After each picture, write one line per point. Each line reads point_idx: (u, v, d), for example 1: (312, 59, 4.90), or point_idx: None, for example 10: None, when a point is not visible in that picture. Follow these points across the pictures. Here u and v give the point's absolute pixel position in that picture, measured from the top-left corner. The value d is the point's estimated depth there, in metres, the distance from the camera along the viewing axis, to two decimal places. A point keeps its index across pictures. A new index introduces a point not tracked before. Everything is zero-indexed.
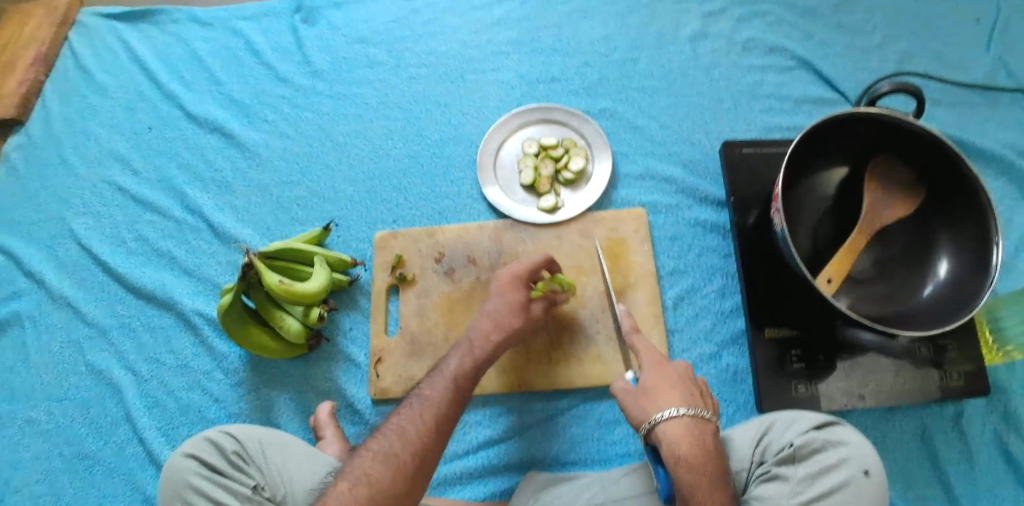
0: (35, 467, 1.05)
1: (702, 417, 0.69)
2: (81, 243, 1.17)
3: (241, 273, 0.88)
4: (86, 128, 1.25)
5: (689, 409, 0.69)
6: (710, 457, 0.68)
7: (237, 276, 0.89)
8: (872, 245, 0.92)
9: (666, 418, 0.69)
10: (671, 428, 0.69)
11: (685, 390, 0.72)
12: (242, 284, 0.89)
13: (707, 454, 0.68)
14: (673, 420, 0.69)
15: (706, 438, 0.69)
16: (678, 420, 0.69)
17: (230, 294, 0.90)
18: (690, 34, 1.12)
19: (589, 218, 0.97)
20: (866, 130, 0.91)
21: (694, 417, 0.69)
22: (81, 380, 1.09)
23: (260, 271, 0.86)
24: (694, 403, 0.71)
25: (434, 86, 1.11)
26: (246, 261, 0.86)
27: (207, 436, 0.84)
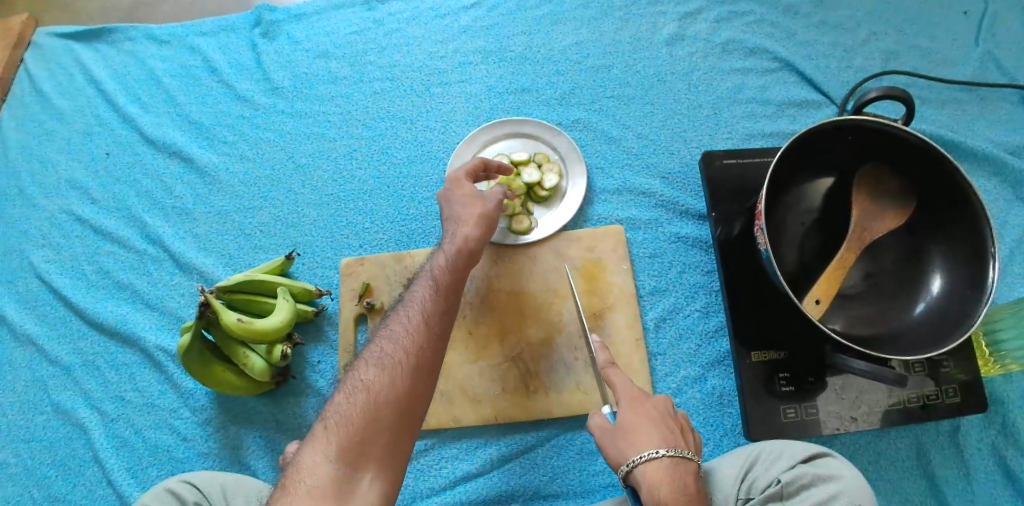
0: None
1: (682, 457, 0.67)
2: (39, 277, 1.12)
3: (198, 312, 0.83)
4: (43, 155, 1.20)
5: (669, 449, 0.67)
6: (691, 499, 0.64)
7: (195, 314, 0.84)
8: (862, 258, 0.88)
9: (646, 460, 0.66)
10: (650, 471, 0.66)
11: (663, 428, 0.69)
12: (200, 322, 0.84)
13: (689, 495, 0.64)
14: (652, 461, 0.66)
15: (688, 478, 0.66)
16: (657, 462, 0.66)
17: (189, 333, 0.85)
18: (665, 37, 1.07)
19: (564, 237, 0.92)
20: (855, 139, 0.86)
21: (675, 457, 0.67)
22: (45, 421, 1.04)
23: (217, 310, 0.82)
24: (674, 442, 0.68)
25: (400, 101, 1.06)
26: (202, 299, 0.81)
27: (166, 488, 0.78)
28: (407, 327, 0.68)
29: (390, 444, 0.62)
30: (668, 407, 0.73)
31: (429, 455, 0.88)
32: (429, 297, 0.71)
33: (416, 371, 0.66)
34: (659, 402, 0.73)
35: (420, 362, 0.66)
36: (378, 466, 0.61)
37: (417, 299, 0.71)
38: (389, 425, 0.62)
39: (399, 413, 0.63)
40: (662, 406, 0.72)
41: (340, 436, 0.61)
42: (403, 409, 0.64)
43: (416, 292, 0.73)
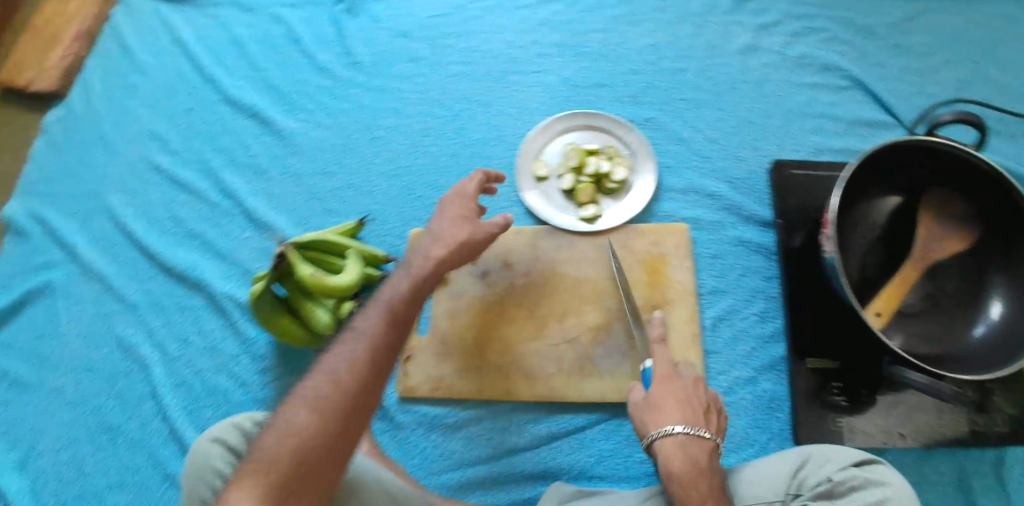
0: (59, 436, 1.05)
1: (698, 435, 0.72)
2: (115, 220, 1.18)
3: (275, 262, 0.88)
4: (127, 106, 1.26)
5: (686, 427, 0.72)
6: (704, 472, 0.69)
7: (271, 264, 0.89)
8: (924, 278, 0.89)
9: (663, 434, 0.72)
10: (672, 445, 0.71)
11: (688, 405, 0.74)
12: (274, 273, 0.89)
13: (701, 470, 0.70)
14: (668, 437, 0.72)
15: (701, 455, 0.71)
16: (673, 438, 0.72)
17: (262, 282, 0.90)
18: (741, 47, 1.09)
19: (629, 230, 0.96)
20: (925, 162, 0.88)
21: (694, 434, 0.72)
22: (108, 354, 1.09)
23: (294, 263, 0.87)
24: (696, 421, 0.73)
25: (476, 85, 1.10)
26: (281, 251, 0.87)
27: (234, 423, 0.82)
28: (365, 363, 0.68)
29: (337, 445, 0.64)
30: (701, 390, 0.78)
31: (479, 425, 0.92)
32: (379, 329, 0.71)
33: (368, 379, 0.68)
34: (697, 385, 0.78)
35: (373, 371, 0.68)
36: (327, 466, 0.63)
37: (372, 334, 0.70)
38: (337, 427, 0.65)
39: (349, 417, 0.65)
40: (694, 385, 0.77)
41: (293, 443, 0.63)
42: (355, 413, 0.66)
43: (369, 319, 0.72)
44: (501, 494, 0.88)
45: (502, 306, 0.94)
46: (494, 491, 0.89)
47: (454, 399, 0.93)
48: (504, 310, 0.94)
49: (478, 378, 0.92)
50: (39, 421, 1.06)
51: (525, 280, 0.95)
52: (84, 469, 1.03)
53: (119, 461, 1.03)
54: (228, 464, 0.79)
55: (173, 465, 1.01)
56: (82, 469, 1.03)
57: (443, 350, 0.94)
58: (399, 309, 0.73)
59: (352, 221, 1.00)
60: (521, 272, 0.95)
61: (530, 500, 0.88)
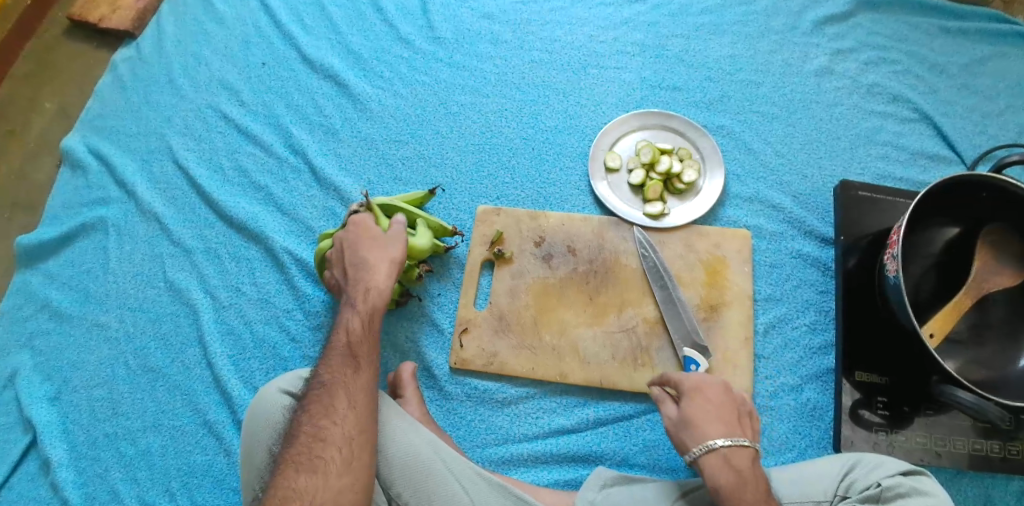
0: (94, 372, 1.06)
1: (739, 445, 0.70)
2: (178, 164, 1.19)
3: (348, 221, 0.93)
4: (200, 54, 1.28)
5: (726, 440, 0.71)
6: (751, 483, 0.69)
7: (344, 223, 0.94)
8: (973, 308, 0.91)
9: (707, 450, 0.71)
10: (717, 459, 0.70)
11: (725, 417, 0.73)
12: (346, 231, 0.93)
13: (748, 481, 0.69)
14: (710, 453, 0.71)
15: (744, 464, 0.70)
16: (714, 454, 0.70)
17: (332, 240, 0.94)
18: (815, 68, 1.12)
19: (693, 229, 0.98)
20: (988, 198, 0.91)
21: (738, 444, 0.71)
22: (156, 295, 1.10)
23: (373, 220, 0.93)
24: (735, 431, 0.72)
25: (554, 73, 1.13)
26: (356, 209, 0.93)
27: (300, 375, 0.85)
28: (326, 394, 0.75)
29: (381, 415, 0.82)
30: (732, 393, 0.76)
31: (528, 403, 0.94)
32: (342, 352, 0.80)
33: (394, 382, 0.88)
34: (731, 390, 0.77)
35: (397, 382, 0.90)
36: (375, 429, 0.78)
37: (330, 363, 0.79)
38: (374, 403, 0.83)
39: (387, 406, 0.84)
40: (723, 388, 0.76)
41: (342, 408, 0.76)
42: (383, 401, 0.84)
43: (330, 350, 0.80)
44: (543, 472, 0.90)
45: (562, 289, 0.97)
46: (536, 469, 0.91)
47: (506, 375, 0.95)
48: (563, 294, 0.97)
49: (533, 359, 0.95)
50: (79, 355, 1.07)
51: (586, 267, 0.98)
52: (118, 409, 1.03)
53: (154, 402, 1.03)
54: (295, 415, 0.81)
55: (211, 413, 1.01)
56: (116, 409, 1.03)
57: (500, 326, 0.97)
58: (354, 332, 0.81)
59: (423, 191, 1.02)
60: (584, 259, 0.98)
61: (572, 481, 0.90)
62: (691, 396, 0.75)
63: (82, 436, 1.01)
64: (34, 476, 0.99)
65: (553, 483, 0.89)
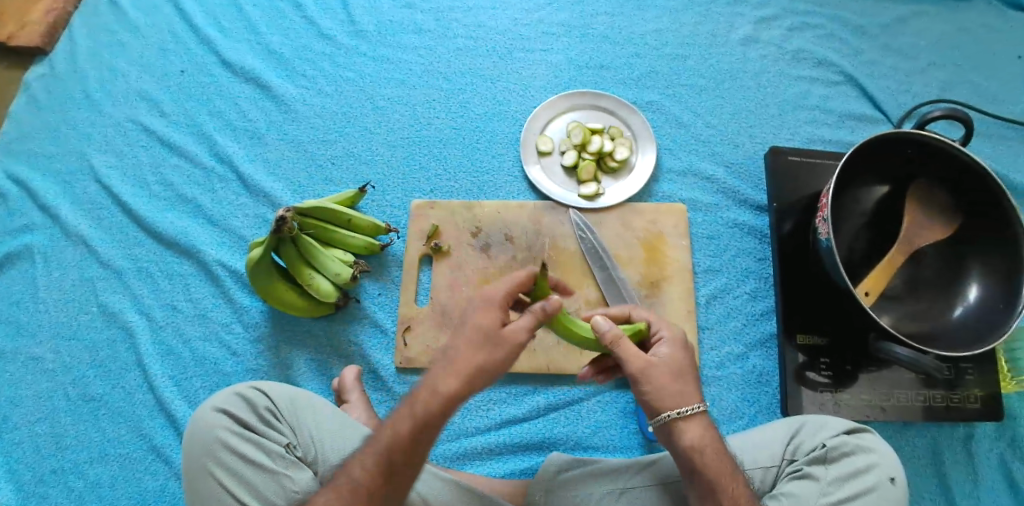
0: (36, 406, 0.99)
1: (691, 414, 0.67)
2: (100, 182, 1.12)
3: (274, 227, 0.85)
4: (116, 66, 1.21)
5: (679, 411, 0.67)
6: (713, 447, 0.68)
7: (270, 231, 0.86)
8: (906, 263, 0.93)
9: (664, 422, 0.68)
10: (683, 431, 0.68)
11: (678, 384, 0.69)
12: (274, 238, 0.86)
13: (709, 446, 0.68)
14: (667, 425, 0.68)
15: (702, 433, 0.68)
16: (671, 425, 0.68)
17: (260, 248, 0.87)
18: (741, 37, 1.13)
19: (629, 207, 0.99)
20: (913, 153, 0.92)
21: (697, 412, 0.68)
22: (90, 321, 1.03)
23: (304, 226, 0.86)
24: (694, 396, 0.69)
25: (481, 61, 1.13)
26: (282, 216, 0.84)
27: (237, 393, 0.80)
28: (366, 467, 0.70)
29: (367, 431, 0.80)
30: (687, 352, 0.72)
31: (477, 396, 0.93)
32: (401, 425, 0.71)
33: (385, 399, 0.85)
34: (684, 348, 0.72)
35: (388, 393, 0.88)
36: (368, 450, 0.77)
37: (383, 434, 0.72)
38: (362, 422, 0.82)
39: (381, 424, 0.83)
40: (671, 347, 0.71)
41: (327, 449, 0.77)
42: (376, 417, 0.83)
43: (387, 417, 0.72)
44: (498, 464, 0.89)
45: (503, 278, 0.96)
46: (491, 461, 0.89)
47: None
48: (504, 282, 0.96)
49: None
50: (16, 391, 1.00)
51: (526, 254, 0.97)
52: (63, 443, 0.97)
53: (99, 432, 0.97)
54: (234, 434, 0.76)
55: (158, 437, 0.96)
56: (61, 443, 0.97)
57: (443, 321, 0.95)
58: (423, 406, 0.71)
59: (354, 189, 0.99)
60: (523, 246, 0.97)
61: (528, 470, 0.88)
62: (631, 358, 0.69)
63: (29, 475, 0.94)
64: None
65: (509, 474, 0.88)
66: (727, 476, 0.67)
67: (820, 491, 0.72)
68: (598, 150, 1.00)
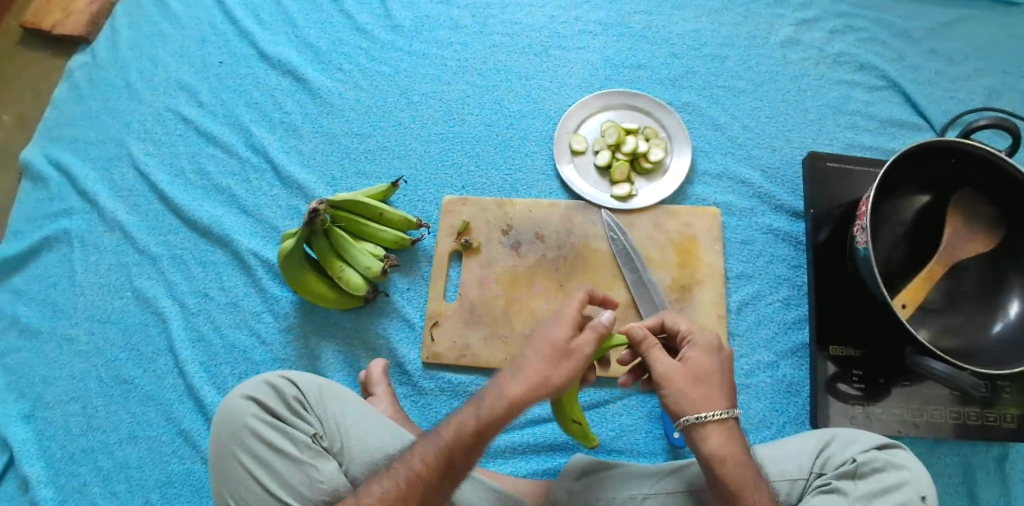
0: (69, 386, 1.01)
1: (716, 420, 0.67)
2: (138, 169, 1.14)
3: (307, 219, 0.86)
4: (155, 56, 1.22)
5: (703, 415, 0.67)
6: (734, 454, 0.67)
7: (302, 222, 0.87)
8: (946, 276, 0.91)
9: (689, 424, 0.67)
10: (701, 437, 0.67)
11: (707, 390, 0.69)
12: (306, 230, 0.87)
13: (730, 454, 0.67)
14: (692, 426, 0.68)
15: (722, 442, 0.67)
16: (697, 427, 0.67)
17: (292, 240, 0.88)
18: (781, 39, 1.11)
19: (661, 209, 0.98)
20: (958, 164, 0.90)
21: (716, 420, 0.67)
22: (124, 305, 1.06)
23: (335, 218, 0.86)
24: (717, 403, 0.68)
25: (516, 57, 1.12)
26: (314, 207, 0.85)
27: (266, 380, 0.80)
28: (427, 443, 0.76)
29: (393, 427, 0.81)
30: (716, 358, 0.71)
31: None
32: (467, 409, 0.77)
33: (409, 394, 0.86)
34: (719, 353, 0.72)
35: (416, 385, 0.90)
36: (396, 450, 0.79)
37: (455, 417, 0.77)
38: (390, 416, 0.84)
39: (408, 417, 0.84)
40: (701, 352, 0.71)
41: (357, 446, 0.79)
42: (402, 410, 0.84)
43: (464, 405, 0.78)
44: (522, 463, 0.89)
45: (532, 277, 0.96)
46: (514, 460, 0.89)
47: (479, 366, 0.94)
48: (533, 281, 0.95)
49: (505, 349, 0.93)
50: (53, 370, 1.02)
51: (556, 253, 0.96)
52: (94, 423, 0.99)
53: (130, 414, 0.99)
54: (261, 422, 0.77)
55: (187, 421, 0.98)
56: (93, 423, 0.99)
57: (471, 317, 0.95)
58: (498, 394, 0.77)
59: (386, 184, 1.00)
60: (553, 245, 0.97)
61: (551, 470, 0.88)
62: (659, 361, 0.71)
63: (62, 453, 0.97)
64: (13, 496, 0.95)
65: (532, 473, 0.88)
66: (749, 485, 0.66)
67: None
68: (631, 150, 0.99)
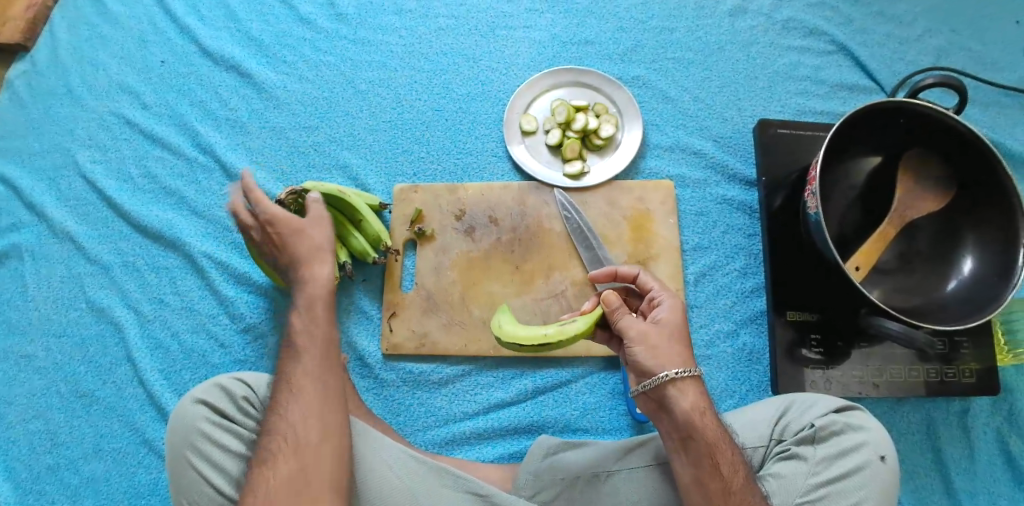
0: (30, 403, 0.99)
1: (689, 377, 0.66)
2: (85, 177, 1.10)
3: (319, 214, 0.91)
4: (96, 59, 1.17)
5: (679, 371, 0.66)
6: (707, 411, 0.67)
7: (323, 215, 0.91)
8: (899, 237, 0.91)
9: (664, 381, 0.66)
10: (678, 398, 0.66)
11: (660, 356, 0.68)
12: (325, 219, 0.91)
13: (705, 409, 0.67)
14: (667, 384, 0.66)
15: (696, 398, 0.67)
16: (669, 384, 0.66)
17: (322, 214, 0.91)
18: (729, 9, 1.10)
19: (615, 185, 0.98)
20: (904, 123, 0.89)
21: (691, 375, 0.67)
22: (79, 317, 1.02)
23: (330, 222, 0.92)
24: (689, 359, 0.68)
25: (463, 39, 1.10)
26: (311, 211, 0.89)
27: (217, 382, 0.79)
28: (310, 344, 0.70)
29: (322, 420, 0.66)
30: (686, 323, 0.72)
31: (465, 381, 0.92)
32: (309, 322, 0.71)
33: (312, 380, 0.68)
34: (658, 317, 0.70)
35: (317, 366, 0.69)
36: (335, 446, 0.65)
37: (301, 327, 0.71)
38: (310, 412, 0.66)
39: (324, 409, 0.66)
40: (672, 309, 0.71)
41: (284, 465, 0.63)
42: (315, 399, 0.67)
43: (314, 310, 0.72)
44: (488, 448, 0.89)
45: (488, 260, 0.95)
46: (480, 445, 0.89)
47: (439, 355, 0.93)
48: (490, 264, 0.95)
49: (465, 334, 0.92)
50: (12, 389, 1.00)
51: (510, 235, 0.96)
52: (57, 439, 0.97)
53: (92, 427, 0.97)
54: (214, 425, 0.75)
55: (150, 430, 0.96)
56: (56, 440, 0.97)
57: (429, 306, 0.94)
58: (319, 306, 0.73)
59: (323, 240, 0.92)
60: (508, 228, 0.96)
61: (517, 453, 0.88)
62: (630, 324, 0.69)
63: (27, 472, 0.95)
64: None
65: (499, 458, 0.88)
66: (722, 443, 0.66)
67: (808, 472, 0.71)
68: (586, 127, 0.99)
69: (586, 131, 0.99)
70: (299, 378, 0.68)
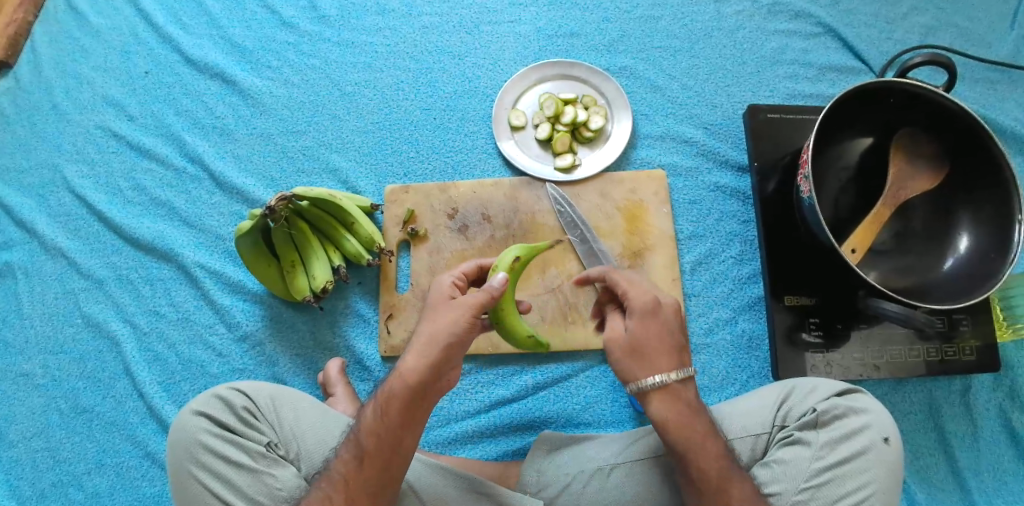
0: (31, 422, 0.98)
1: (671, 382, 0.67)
2: (75, 192, 1.09)
3: (312, 216, 0.90)
4: (79, 72, 1.16)
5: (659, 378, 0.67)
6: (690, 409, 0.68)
7: (316, 219, 0.91)
8: (894, 216, 0.90)
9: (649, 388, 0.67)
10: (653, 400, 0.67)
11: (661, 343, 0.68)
12: (317, 221, 0.91)
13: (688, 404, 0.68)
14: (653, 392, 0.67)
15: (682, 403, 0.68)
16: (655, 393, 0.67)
17: (314, 217, 0.90)
18: None
19: (607, 177, 0.97)
20: (895, 102, 0.88)
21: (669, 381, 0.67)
22: (75, 333, 1.02)
23: (325, 222, 0.91)
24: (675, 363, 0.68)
25: (448, 36, 1.09)
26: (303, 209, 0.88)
27: (216, 393, 0.78)
28: (412, 369, 0.66)
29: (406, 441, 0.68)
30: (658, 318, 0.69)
31: (465, 379, 0.91)
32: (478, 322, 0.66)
33: (380, 447, 0.67)
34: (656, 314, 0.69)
35: (404, 403, 0.67)
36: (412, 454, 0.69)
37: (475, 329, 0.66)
38: (367, 476, 0.67)
39: (381, 475, 0.68)
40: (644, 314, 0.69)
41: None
42: (375, 465, 0.67)
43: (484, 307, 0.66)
44: (491, 445, 0.88)
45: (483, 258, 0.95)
46: (483, 444, 0.89)
47: None
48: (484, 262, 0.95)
49: None
50: (11, 408, 0.99)
51: (504, 232, 0.96)
52: (59, 457, 0.96)
53: (94, 443, 0.96)
54: (214, 436, 0.75)
55: (152, 443, 0.95)
56: (58, 457, 0.96)
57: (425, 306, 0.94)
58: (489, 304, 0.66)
59: (314, 246, 0.92)
60: (501, 225, 0.96)
61: (521, 450, 0.88)
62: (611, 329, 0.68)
63: (31, 490, 0.95)
64: None
65: (503, 455, 0.88)
66: (709, 446, 0.68)
67: (812, 456, 0.71)
68: (579, 120, 0.98)
69: (579, 125, 0.99)
70: (387, 404, 0.68)
